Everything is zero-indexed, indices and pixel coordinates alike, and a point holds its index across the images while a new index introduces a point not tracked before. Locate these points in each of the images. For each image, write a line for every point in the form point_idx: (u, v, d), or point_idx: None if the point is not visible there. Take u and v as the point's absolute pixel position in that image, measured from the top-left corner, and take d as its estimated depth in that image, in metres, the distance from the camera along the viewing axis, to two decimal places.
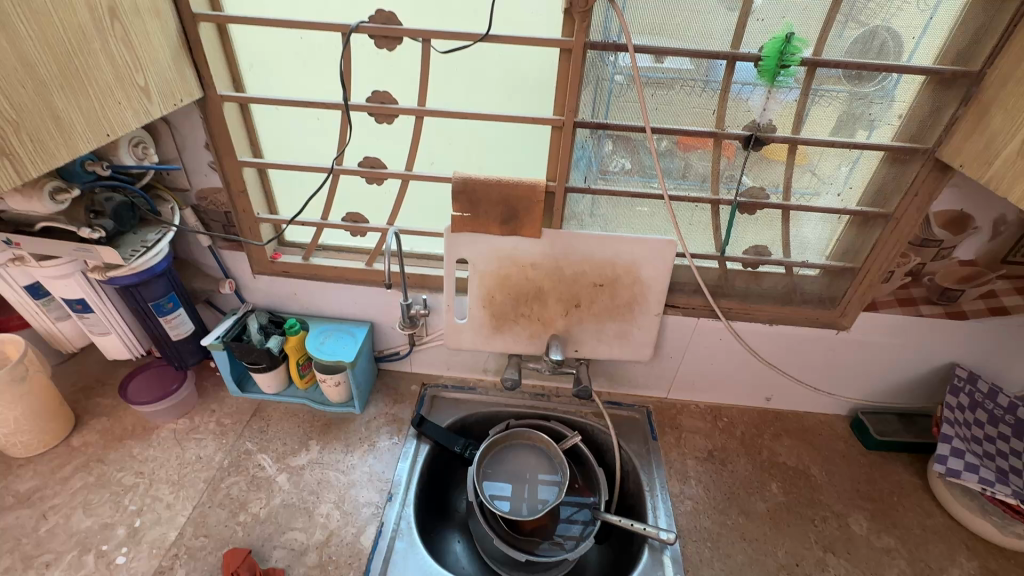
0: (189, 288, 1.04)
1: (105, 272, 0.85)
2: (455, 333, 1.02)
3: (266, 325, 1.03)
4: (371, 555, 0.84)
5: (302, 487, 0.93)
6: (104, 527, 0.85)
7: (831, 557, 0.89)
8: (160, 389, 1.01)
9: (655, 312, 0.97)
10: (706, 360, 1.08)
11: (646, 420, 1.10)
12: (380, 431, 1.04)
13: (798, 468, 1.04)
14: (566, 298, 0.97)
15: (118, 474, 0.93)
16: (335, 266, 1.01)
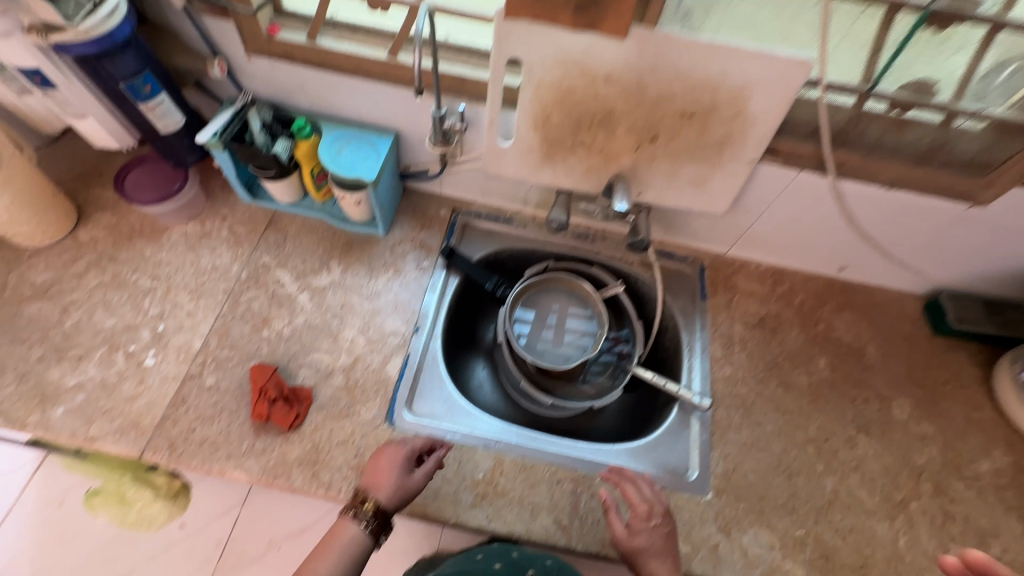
0: (171, 65, 0.83)
1: (48, 36, 0.67)
2: (495, 157, 0.84)
3: (269, 124, 0.86)
4: (397, 384, 0.83)
5: (325, 309, 0.88)
6: (129, 327, 0.83)
7: (862, 437, 0.86)
8: (160, 187, 0.89)
9: (749, 158, 0.77)
10: (788, 220, 0.91)
11: (698, 277, 1.00)
12: (407, 257, 0.95)
13: (852, 345, 0.95)
14: (640, 128, 0.76)
15: (133, 275, 0.88)
16: (351, 53, 0.78)
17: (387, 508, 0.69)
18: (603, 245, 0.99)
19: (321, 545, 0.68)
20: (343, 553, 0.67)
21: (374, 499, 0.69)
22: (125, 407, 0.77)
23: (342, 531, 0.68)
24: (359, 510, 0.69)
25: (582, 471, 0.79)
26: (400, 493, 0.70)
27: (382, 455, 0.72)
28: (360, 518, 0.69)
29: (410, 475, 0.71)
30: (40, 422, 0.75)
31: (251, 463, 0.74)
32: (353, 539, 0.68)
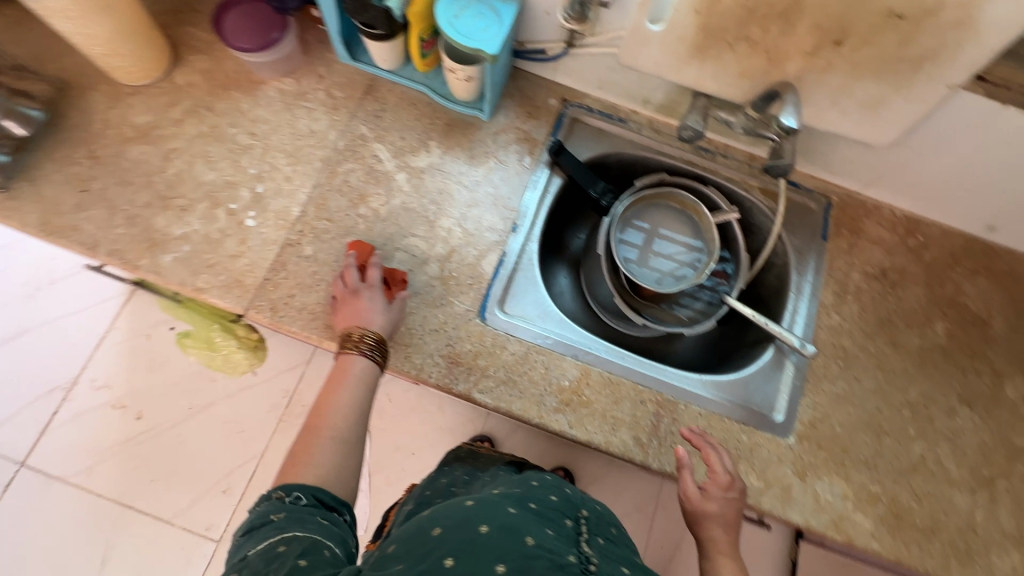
0: None
1: None
2: (636, 44, 0.72)
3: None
4: (492, 282, 0.80)
5: (423, 194, 0.84)
6: (229, 185, 0.81)
7: (964, 409, 0.82)
8: (256, 35, 0.80)
9: (950, 81, 0.64)
10: (955, 163, 0.78)
11: (821, 214, 0.90)
12: (509, 148, 0.88)
13: (978, 314, 0.87)
14: (828, 25, 0.62)
15: (231, 130, 0.84)
16: None
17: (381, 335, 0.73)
18: (723, 164, 0.89)
19: (332, 385, 0.68)
20: (361, 381, 0.68)
21: (366, 330, 0.71)
22: (228, 264, 0.77)
23: (349, 364, 0.69)
24: (357, 343, 0.70)
25: (668, 396, 0.78)
26: (388, 319, 0.74)
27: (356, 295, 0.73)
28: (365, 349, 0.70)
29: (391, 305, 0.75)
30: (150, 267, 0.77)
31: None
32: (363, 368, 0.70)
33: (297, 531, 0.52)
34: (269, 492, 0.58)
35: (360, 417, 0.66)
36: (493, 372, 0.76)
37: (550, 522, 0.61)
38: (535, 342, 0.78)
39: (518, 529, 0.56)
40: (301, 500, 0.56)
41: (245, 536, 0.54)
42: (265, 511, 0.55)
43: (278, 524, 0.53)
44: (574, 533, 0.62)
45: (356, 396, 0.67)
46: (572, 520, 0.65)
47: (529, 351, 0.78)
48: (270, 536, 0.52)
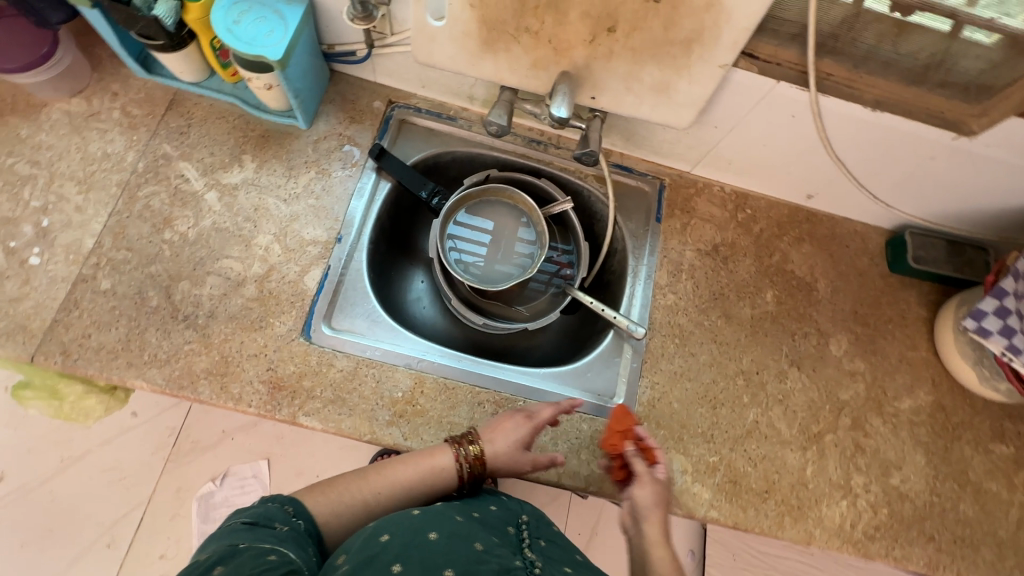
0: None
1: None
2: (426, 41, 0.70)
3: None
4: (315, 298, 0.77)
5: (237, 212, 0.79)
6: (7, 221, 0.74)
7: (794, 371, 0.86)
8: (25, 52, 0.74)
9: (720, 61, 0.66)
10: (758, 138, 0.81)
11: (655, 196, 0.92)
12: (332, 156, 0.84)
13: (804, 279, 0.91)
14: (596, 13, 0.63)
15: (9, 160, 0.76)
16: None
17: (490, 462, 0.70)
18: (556, 154, 0.89)
19: (409, 457, 0.70)
20: (430, 477, 0.68)
21: (489, 448, 0.69)
22: (11, 309, 0.70)
23: (437, 458, 0.69)
24: (465, 445, 0.70)
25: (506, 394, 0.77)
26: (511, 457, 0.70)
27: (507, 417, 0.73)
28: (463, 454, 0.69)
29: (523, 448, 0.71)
30: None
31: (154, 373, 0.70)
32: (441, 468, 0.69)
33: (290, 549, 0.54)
34: (279, 499, 0.62)
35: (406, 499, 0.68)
36: (320, 393, 0.73)
37: (493, 531, 0.63)
38: (364, 355, 0.75)
39: (466, 535, 0.58)
40: (301, 523, 0.60)
41: (243, 526, 0.55)
42: (272, 514, 0.58)
43: (279, 533, 0.55)
44: (516, 540, 0.64)
45: (415, 479, 0.69)
46: (514, 527, 0.66)
47: (359, 366, 0.75)
48: (267, 541, 0.53)
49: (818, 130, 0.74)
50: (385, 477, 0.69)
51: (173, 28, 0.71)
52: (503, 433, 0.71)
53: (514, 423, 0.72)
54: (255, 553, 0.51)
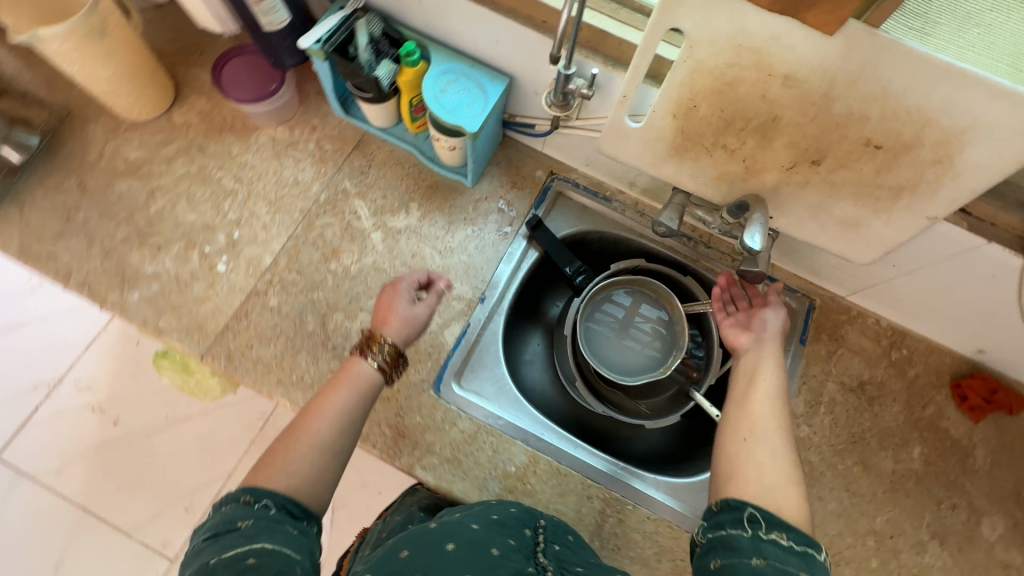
0: None
1: None
2: (616, 137, 0.71)
3: (380, 39, 0.77)
4: (451, 353, 0.80)
5: (396, 255, 0.84)
6: (207, 227, 0.83)
7: (934, 545, 0.77)
8: (255, 86, 0.83)
9: (929, 213, 0.62)
10: (941, 286, 0.75)
11: (803, 316, 0.88)
12: (489, 217, 0.87)
13: (959, 442, 0.82)
14: (804, 145, 0.61)
15: (218, 173, 0.86)
16: None
17: (401, 343, 0.67)
18: (705, 254, 0.87)
19: (330, 388, 0.62)
20: (360, 392, 0.62)
21: (390, 338, 0.66)
22: (194, 308, 0.78)
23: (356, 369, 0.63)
24: (371, 348, 0.65)
25: (616, 494, 0.75)
26: (409, 326, 0.68)
27: (382, 295, 0.70)
28: (375, 356, 0.64)
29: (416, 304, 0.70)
30: (117, 303, 0.78)
31: (297, 395, 0.75)
32: (367, 377, 0.63)
33: (267, 545, 0.48)
34: (234, 495, 0.53)
35: (350, 427, 0.60)
36: (439, 449, 0.75)
37: (509, 533, 0.59)
38: (486, 421, 0.77)
39: (481, 541, 0.56)
40: (269, 509, 0.52)
41: (207, 542, 0.50)
42: (232, 515, 0.51)
43: (244, 532, 0.49)
44: (532, 543, 0.60)
45: (353, 404, 0.61)
46: (531, 530, 0.62)
47: (479, 431, 0.76)
48: (237, 546, 0.48)
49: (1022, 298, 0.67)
50: (319, 414, 0.59)
51: (388, 91, 0.79)
52: (391, 303, 0.69)
53: (401, 292, 0.69)
54: (230, 563, 0.47)
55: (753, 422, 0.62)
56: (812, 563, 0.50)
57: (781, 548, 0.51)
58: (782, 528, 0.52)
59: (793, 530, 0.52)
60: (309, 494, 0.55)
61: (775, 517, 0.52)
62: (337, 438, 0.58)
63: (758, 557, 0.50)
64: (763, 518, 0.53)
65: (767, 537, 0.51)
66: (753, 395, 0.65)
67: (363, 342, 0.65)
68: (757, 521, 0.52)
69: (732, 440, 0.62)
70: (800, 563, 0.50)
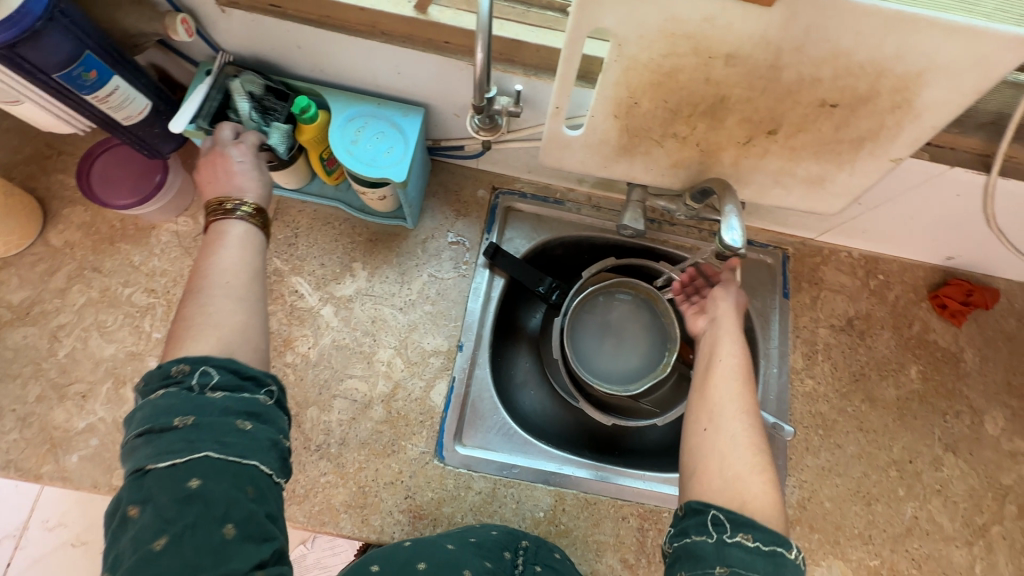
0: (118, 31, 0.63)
1: None
2: (557, 148, 0.65)
3: (264, 96, 0.66)
4: (444, 415, 0.74)
5: (354, 325, 0.76)
6: (132, 356, 0.72)
7: (949, 457, 0.79)
8: (137, 183, 0.71)
9: (893, 155, 0.59)
10: (907, 212, 0.74)
11: (780, 269, 0.86)
12: (442, 256, 0.80)
13: (948, 350, 0.84)
14: (757, 118, 0.57)
15: (125, 291, 0.74)
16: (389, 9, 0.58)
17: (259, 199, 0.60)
18: (672, 232, 0.84)
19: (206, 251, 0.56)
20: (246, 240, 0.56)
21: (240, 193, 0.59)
22: None
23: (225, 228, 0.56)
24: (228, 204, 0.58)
25: (649, 506, 0.73)
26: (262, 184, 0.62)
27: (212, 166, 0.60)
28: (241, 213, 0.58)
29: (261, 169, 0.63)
30: (55, 472, 0.67)
31: (294, 511, 0.68)
32: (243, 229, 0.58)
33: (213, 454, 0.44)
34: (163, 371, 0.47)
35: (258, 275, 0.55)
36: (461, 519, 0.70)
37: (487, 554, 0.59)
38: (501, 475, 0.73)
39: (454, 565, 0.55)
40: (211, 379, 0.46)
41: (142, 440, 0.44)
42: (165, 407, 0.44)
43: (185, 434, 0.43)
44: (511, 567, 0.60)
45: (243, 252, 0.56)
46: (511, 552, 0.62)
47: (496, 487, 0.72)
48: (179, 452, 0.43)
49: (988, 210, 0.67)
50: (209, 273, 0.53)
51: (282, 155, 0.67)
52: (219, 174, 0.60)
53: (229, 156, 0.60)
54: (169, 481, 0.43)
55: (711, 407, 0.58)
56: (780, 563, 0.47)
57: (749, 550, 0.47)
58: (747, 527, 0.48)
59: (759, 529, 0.48)
60: (243, 351, 0.50)
61: (738, 517, 0.48)
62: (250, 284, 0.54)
63: (722, 566, 0.47)
64: (727, 520, 0.49)
65: (732, 542, 0.47)
66: (731, 360, 0.61)
67: (216, 207, 0.58)
68: (722, 526, 0.48)
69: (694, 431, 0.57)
70: (767, 565, 0.47)
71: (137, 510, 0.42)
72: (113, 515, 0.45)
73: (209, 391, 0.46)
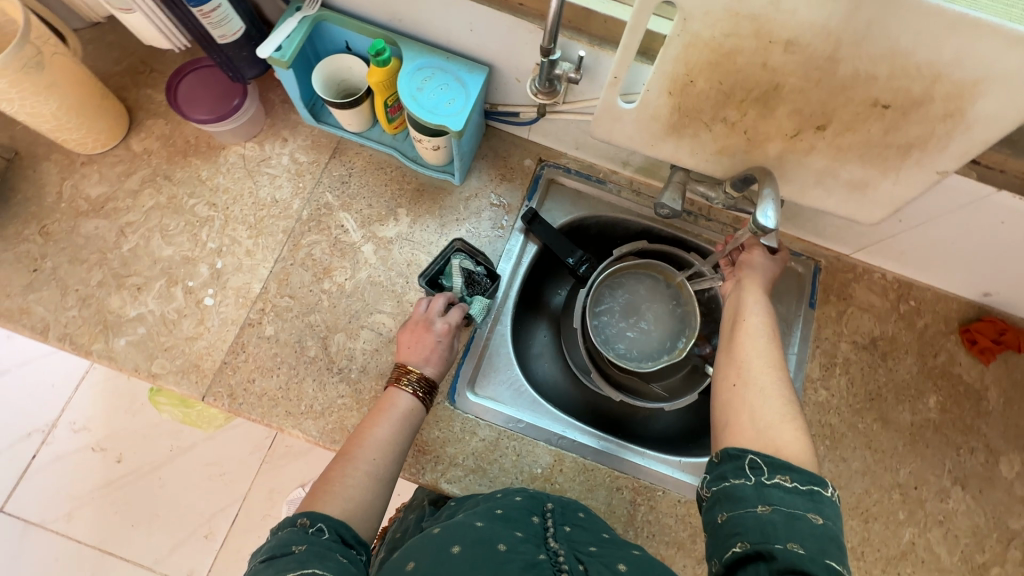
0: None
1: None
2: (609, 119, 0.67)
3: (474, 270, 0.77)
4: (461, 361, 0.77)
5: (390, 266, 0.80)
6: (187, 260, 0.78)
7: (957, 491, 0.78)
8: (217, 103, 0.77)
9: (940, 167, 0.60)
10: (947, 236, 0.74)
11: (809, 279, 0.87)
12: (481, 215, 0.84)
13: (972, 386, 0.83)
14: (808, 111, 0.59)
15: (189, 201, 0.80)
16: None
17: (434, 376, 0.69)
18: (706, 227, 0.86)
19: (374, 416, 0.64)
20: (404, 420, 0.64)
21: (422, 369, 0.69)
22: (186, 347, 0.74)
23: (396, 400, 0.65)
24: (406, 378, 0.67)
25: (644, 482, 0.75)
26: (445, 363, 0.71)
27: (408, 334, 0.70)
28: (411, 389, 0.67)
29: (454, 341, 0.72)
30: (104, 352, 0.73)
31: (309, 425, 0.72)
32: (405, 405, 0.66)
33: (319, 568, 0.46)
34: (289, 520, 0.52)
35: (397, 456, 0.62)
36: (462, 461, 0.73)
37: (517, 524, 0.57)
38: (505, 426, 0.75)
39: (487, 538, 0.52)
40: (324, 533, 0.51)
41: (263, 564, 0.48)
42: (286, 539, 0.49)
43: (297, 557, 0.47)
44: (541, 530, 0.58)
45: (396, 432, 0.63)
46: (539, 516, 0.60)
47: (500, 437, 0.74)
48: (290, 570, 0.45)
49: None
50: (364, 442, 0.61)
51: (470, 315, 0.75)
52: (418, 342, 0.70)
53: (433, 331, 0.70)
54: None
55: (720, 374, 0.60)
56: (818, 501, 0.49)
57: (786, 491, 0.49)
58: (784, 470, 0.50)
59: (795, 471, 0.50)
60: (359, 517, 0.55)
61: (776, 460, 0.51)
62: (386, 465, 0.60)
63: (763, 504, 0.48)
64: (765, 463, 0.51)
65: (772, 483, 0.50)
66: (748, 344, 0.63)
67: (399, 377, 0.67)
68: (761, 469, 0.51)
69: (723, 386, 0.61)
70: (806, 503, 0.48)
71: None
72: None
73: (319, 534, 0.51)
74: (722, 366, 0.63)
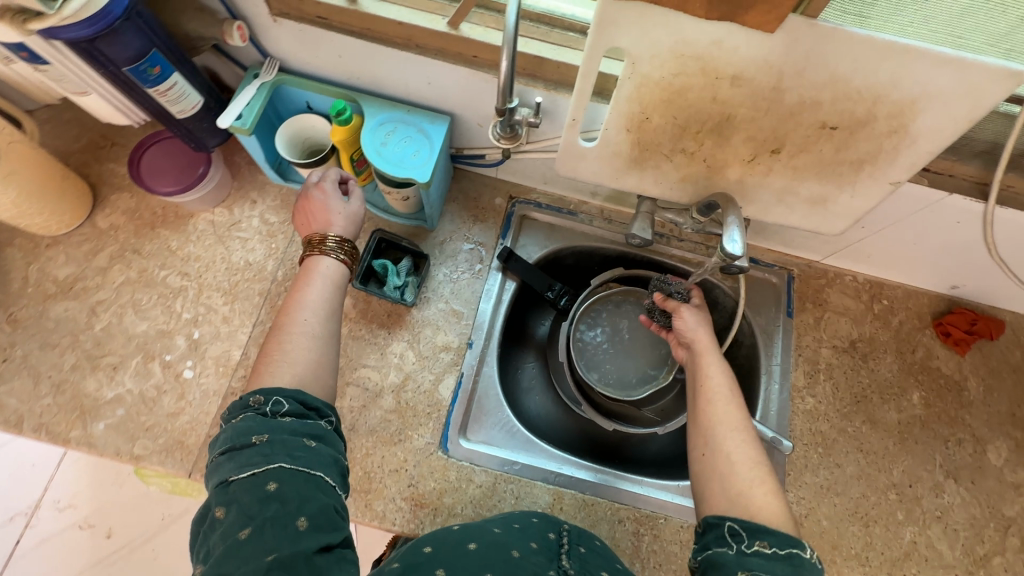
0: (185, 45, 0.68)
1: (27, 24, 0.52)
2: (573, 157, 0.69)
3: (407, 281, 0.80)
4: (451, 408, 0.77)
5: (371, 318, 0.80)
6: (162, 333, 0.77)
7: (950, 484, 0.79)
8: (181, 174, 0.77)
9: (893, 178, 0.62)
10: (908, 238, 0.77)
11: (784, 288, 0.89)
12: (457, 258, 0.84)
13: (952, 377, 0.84)
14: (761, 137, 0.60)
15: (161, 272, 0.79)
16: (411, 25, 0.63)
17: (345, 233, 0.67)
18: (679, 247, 0.88)
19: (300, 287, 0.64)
20: (330, 278, 0.64)
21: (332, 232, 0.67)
22: (168, 424, 0.72)
23: (315, 266, 0.64)
24: (320, 245, 0.66)
25: (645, 511, 0.74)
26: (349, 218, 0.68)
27: (309, 202, 0.68)
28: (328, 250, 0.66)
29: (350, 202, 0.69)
30: (82, 438, 0.71)
31: None
32: (333, 267, 0.65)
33: (285, 463, 0.48)
34: (243, 403, 0.52)
35: (332, 313, 0.62)
36: (461, 511, 0.72)
37: (532, 536, 0.57)
38: (501, 470, 0.75)
39: (502, 543, 0.54)
40: (283, 405, 0.52)
41: (224, 457, 0.49)
42: (244, 428, 0.50)
43: (262, 448, 0.48)
44: (555, 546, 0.58)
45: (325, 291, 0.63)
46: (555, 533, 0.60)
47: (497, 481, 0.74)
48: (256, 464, 0.48)
49: (987, 237, 0.69)
50: (296, 311, 0.61)
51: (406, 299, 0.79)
52: (318, 210, 0.67)
53: (322, 195, 0.68)
54: (250, 485, 0.47)
55: (708, 424, 0.60)
56: (797, 565, 0.48)
57: (766, 558, 0.49)
58: (763, 534, 0.50)
59: (773, 534, 0.50)
60: None
61: (754, 525, 0.50)
62: (323, 323, 0.61)
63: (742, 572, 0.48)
64: (743, 529, 0.51)
65: (750, 551, 0.49)
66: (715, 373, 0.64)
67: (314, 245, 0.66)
68: (739, 535, 0.50)
69: (694, 457, 0.60)
70: (786, 568, 0.48)
71: (224, 511, 0.47)
72: (200, 520, 0.50)
73: (279, 415, 0.52)
74: (691, 432, 0.62)
